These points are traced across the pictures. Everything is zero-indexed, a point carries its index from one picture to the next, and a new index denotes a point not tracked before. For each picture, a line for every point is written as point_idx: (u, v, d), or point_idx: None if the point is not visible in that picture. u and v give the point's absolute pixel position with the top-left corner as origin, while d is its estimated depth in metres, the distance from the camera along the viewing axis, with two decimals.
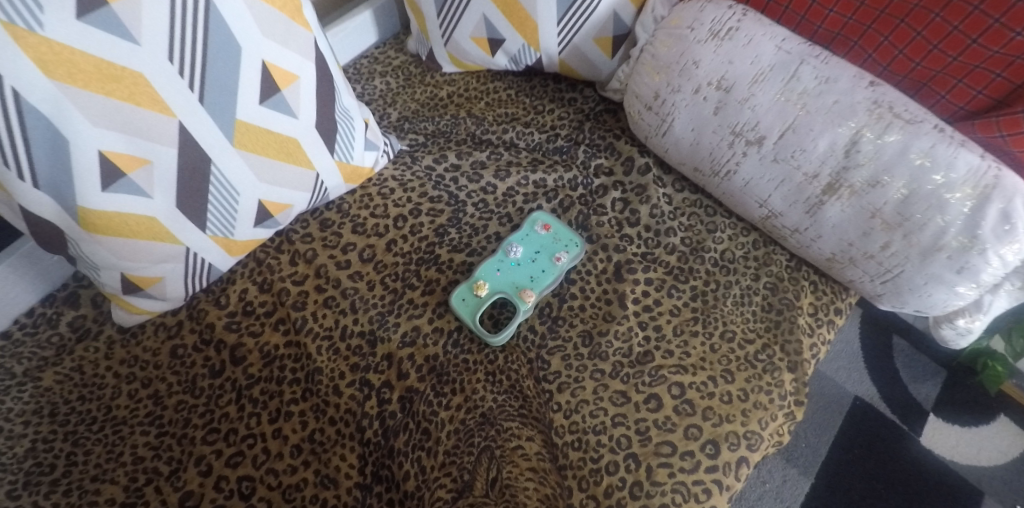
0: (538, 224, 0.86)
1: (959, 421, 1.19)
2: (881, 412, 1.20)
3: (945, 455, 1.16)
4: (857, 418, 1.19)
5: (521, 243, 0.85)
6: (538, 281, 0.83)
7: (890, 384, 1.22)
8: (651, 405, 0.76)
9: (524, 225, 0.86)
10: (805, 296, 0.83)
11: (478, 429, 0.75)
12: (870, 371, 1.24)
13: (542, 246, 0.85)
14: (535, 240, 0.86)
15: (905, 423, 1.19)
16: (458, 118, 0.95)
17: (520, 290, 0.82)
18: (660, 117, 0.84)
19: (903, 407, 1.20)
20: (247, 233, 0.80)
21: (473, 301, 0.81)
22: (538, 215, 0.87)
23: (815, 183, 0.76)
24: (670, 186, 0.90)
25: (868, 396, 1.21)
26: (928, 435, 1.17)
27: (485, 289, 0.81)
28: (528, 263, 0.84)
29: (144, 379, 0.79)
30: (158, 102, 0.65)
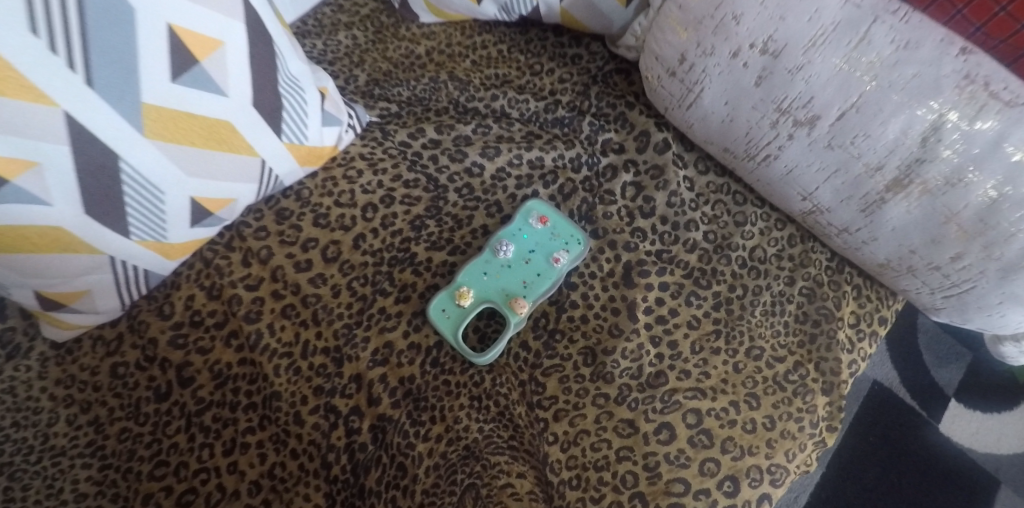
0: (533, 216, 0.73)
1: (981, 407, 1.04)
2: (898, 398, 1.05)
3: (964, 443, 1.02)
4: (873, 402, 1.04)
5: (513, 240, 0.72)
6: (532, 287, 0.70)
7: (910, 367, 1.07)
8: (662, 436, 0.65)
9: (518, 217, 0.73)
10: (847, 304, 0.71)
11: (462, 464, 0.65)
12: (889, 351, 1.08)
13: (537, 244, 0.72)
14: (530, 237, 0.72)
15: (925, 409, 1.04)
16: (438, 82, 0.80)
17: (510, 298, 0.70)
18: (687, 85, 0.68)
19: (924, 392, 1.05)
20: (185, 233, 0.67)
21: (455, 313, 0.69)
22: (533, 204, 0.73)
23: (878, 176, 0.61)
24: (691, 167, 0.75)
25: (886, 380, 1.06)
26: (947, 422, 1.04)
27: (470, 298, 0.69)
28: (520, 265, 0.71)
29: (84, 403, 0.69)
30: (29, 89, 0.49)
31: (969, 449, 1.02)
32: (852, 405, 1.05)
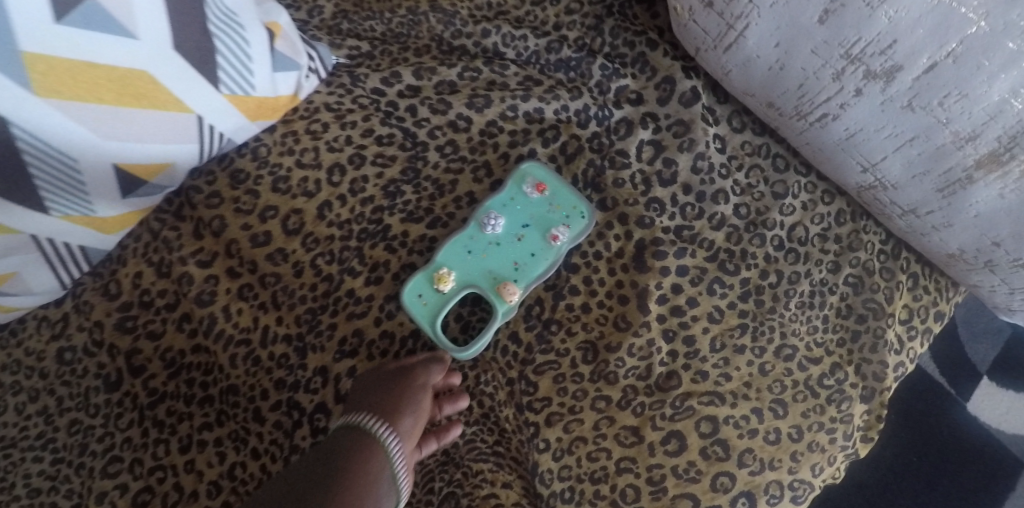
0: (528, 183, 0.61)
1: (1017, 385, 0.87)
2: (924, 374, 0.88)
3: (991, 424, 0.86)
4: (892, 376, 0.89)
5: (504, 211, 0.61)
6: (525, 269, 0.60)
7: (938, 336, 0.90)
8: (670, 447, 0.57)
9: (510, 184, 0.61)
10: (901, 296, 0.59)
11: (440, 471, 0.58)
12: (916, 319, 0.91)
13: (532, 218, 0.61)
14: (522, 208, 0.61)
15: (953, 386, 0.87)
16: (418, 14, 0.67)
17: (499, 283, 0.60)
18: (728, 21, 0.53)
19: (952, 366, 0.88)
20: (118, 205, 0.57)
21: (433, 300, 0.59)
22: (528, 167, 0.61)
23: (968, 149, 0.47)
24: (723, 122, 0.61)
25: None
26: (976, 400, 0.87)
27: (451, 281, 0.59)
28: (511, 242, 0.61)
29: (32, 391, 0.62)
30: None
31: (997, 430, 0.86)
32: None
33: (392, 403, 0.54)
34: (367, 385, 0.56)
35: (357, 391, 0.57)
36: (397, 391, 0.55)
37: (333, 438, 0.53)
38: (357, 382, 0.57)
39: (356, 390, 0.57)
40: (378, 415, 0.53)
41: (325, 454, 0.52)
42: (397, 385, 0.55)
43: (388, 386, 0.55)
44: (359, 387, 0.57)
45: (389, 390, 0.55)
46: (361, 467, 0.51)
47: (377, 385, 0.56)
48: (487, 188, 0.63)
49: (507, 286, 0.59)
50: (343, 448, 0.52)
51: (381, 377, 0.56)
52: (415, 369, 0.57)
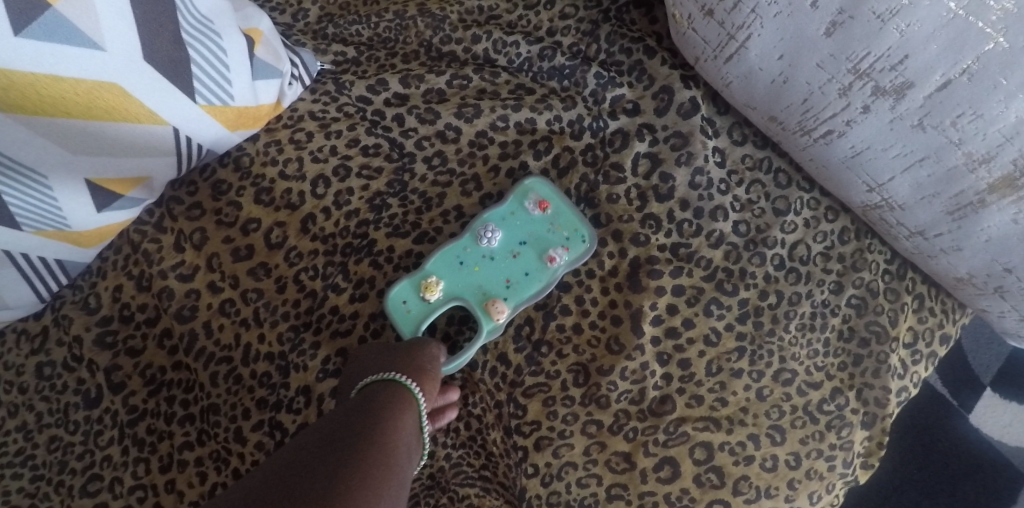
0: (531, 199, 0.59)
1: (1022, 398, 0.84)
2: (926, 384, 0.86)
3: (994, 437, 0.83)
4: None
5: (502, 225, 0.58)
6: (516, 288, 0.58)
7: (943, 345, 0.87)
8: (662, 473, 0.55)
9: (511, 198, 0.59)
10: (906, 319, 0.56)
11: (425, 496, 0.56)
12: None
13: (530, 236, 0.59)
14: (521, 225, 0.59)
15: (956, 398, 0.85)
16: (406, 18, 0.64)
17: (487, 299, 0.57)
18: (728, 30, 0.50)
19: (955, 377, 0.85)
20: (94, 220, 0.55)
21: (417, 308, 0.57)
22: (532, 183, 0.59)
23: (981, 172, 0.44)
24: (724, 135, 0.58)
25: None
26: (979, 412, 0.84)
27: (438, 292, 0.57)
28: (505, 259, 0.58)
29: (12, 406, 0.60)
30: None
31: (1000, 444, 0.83)
32: None
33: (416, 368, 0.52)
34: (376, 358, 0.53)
35: (365, 363, 0.53)
36: (416, 358, 0.53)
37: (360, 397, 0.48)
38: (367, 355, 0.54)
39: (363, 363, 0.53)
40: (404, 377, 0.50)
41: (362, 409, 0.47)
42: (414, 352, 0.53)
43: (404, 355, 0.53)
44: (365, 361, 0.53)
45: (407, 357, 0.52)
46: (395, 426, 0.46)
47: (390, 355, 0.53)
48: (485, 200, 0.60)
49: (495, 305, 0.57)
50: (372, 404, 0.47)
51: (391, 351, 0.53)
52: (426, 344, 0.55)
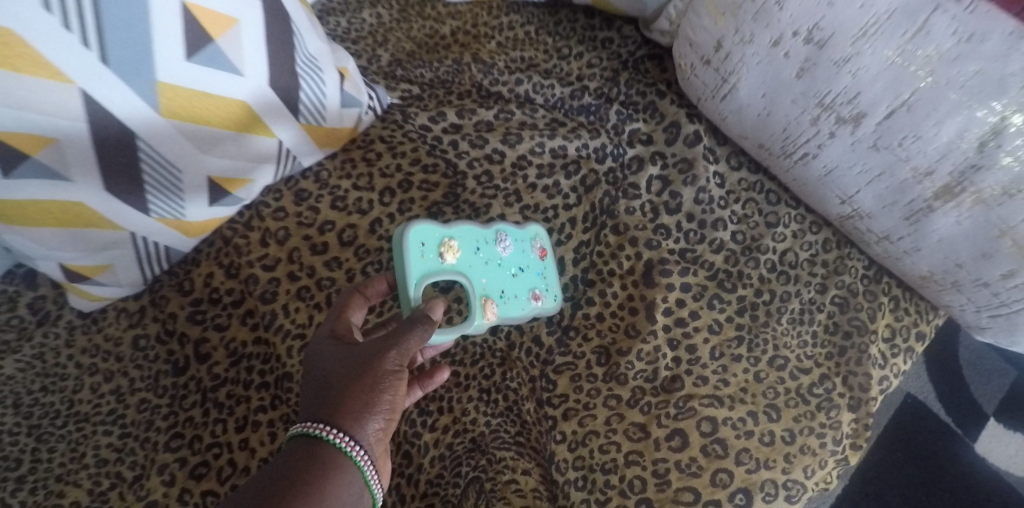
0: (535, 244, 0.69)
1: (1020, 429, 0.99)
2: (934, 415, 1.00)
3: (999, 465, 0.97)
4: (907, 417, 1.00)
5: (514, 245, 0.67)
6: (506, 302, 0.64)
7: (948, 381, 1.02)
8: (673, 443, 0.63)
9: (526, 229, 0.68)
10: (883, 317, 0.67)
11: (467, 457, 0.64)
12: (928, 364, 1.03)
13: (528, 267, 0.67)
14: (524, 254, 0.67)
15: (961, 428, 0.99)
16: (461, 64, 0.77)
17: (483, 296, 0.63)
18: (721, 75, 0.64)
19: (961, 409, 1.00)
20: (203, 212, 0.67)
21: (431, 260, 0.60)
22: (537, 230, 0.69)
23: (926, 182, 0.56)
24: (723, 161, 0.71)
25: (920, 392, 1.01)
26: (983, 442, 0.98)
27: (455, 260, 0.62)
28: (507, 272, 0.65)
29: (107, 373, 0.71)
30: (46, 65, 0.49)
31: (1005, 471, 0.97)
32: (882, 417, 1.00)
33: (349, 413, 0.44)
34: (321, 373, 0.47)
35: (309, 381, 0.48)
36: (354, 393, 0.45)
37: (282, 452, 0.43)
38: (314, 368, 0.48)
39: (308, 380, 0.48)
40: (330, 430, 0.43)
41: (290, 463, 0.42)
42: (353, 382, 0.45)
43: (341, 383, 0.46)
44: (313, 370, 0.48)
45: (343, 391, 0.45)
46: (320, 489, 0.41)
47: (330, 382, 0.46)
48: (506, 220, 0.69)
49: (485, 305, 0.62)
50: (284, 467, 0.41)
51: (338, 364, 0.47)
52: (373, 355, 0.47)
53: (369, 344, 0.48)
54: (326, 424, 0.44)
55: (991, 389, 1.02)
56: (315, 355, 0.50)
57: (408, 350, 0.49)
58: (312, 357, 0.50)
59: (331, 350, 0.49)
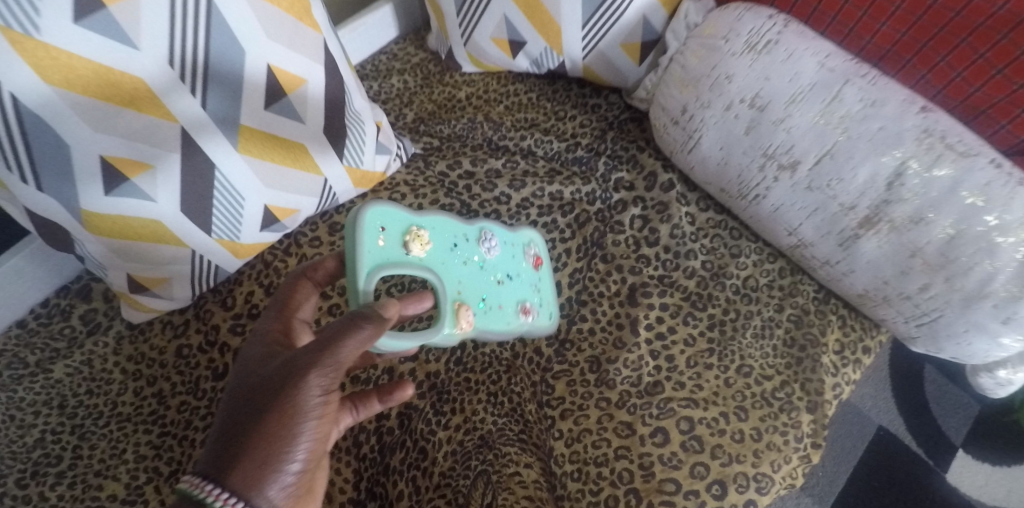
0: (530, 252, 0.79)
1: (989, 459, 1.08)
2: (906, 447, 1.09)
3: (971, 494, 1.06)
4: (880, 449, 1.09)
5: (496, 253, 0.73)
6: (479, 310, 0.68)
7: (917, 414, 1.12)
8: (657, 439, 0.72)
9: (518, 235, 0.78)
10: (832, 332, 0.78)
11: (476, 452, 0.72)
12: (897, 399, 1.13)
13: (507, 275, 0.74)
14: (507, 263, 0.74)
15: (932, 459, 1.09)
16: (475, 122, 0.92)
17: (456, 302, 0.66)
18: (687, 132, 0.78)
19: (930, 441, 1.10)
20: (254, 236, 0.78)
21: (391, 249, 0.63)
22: (532, 236, 0.79)
23: (851, 215, 0.70)
24: (693, 204, 0.85)
25: (892, 426, 1.11)
26: (954, 472, 1.07)
27: (424, 255, 0.66)
28: (483, 280, 0.71)
29: (150, 377, 0.79)
30: (159, 107, 0.62)
31: (977, 500, 1.06)
32: (858, 449, 1.10)
33: (259, 445, 0.47)
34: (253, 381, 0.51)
35: (237, 391, 0.52)
36: (264, 423, 0.48)
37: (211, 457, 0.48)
38: (243, 382, 0.52)
39: (233, 394, 0.52)
40: (239, 462, 0.47)
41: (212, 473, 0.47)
42: (266, 411, 0.48)
43: (255, 411, 0.48)
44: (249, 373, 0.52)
45: (256, 420, 0.48)
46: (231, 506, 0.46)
47: (247, 405, 0.49)
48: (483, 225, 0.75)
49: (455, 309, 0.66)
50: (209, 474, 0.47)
51: (257, 386, 0.50)
52: (290, 382, 0.49)
53: (289, 365, 0.50)
54: (236, 454, 0.47)
55: (957, 422, 1.11)
56: (247, 368, 0.53)
57: (328, 371, 0.49)
58: (243, 369, 0.54)
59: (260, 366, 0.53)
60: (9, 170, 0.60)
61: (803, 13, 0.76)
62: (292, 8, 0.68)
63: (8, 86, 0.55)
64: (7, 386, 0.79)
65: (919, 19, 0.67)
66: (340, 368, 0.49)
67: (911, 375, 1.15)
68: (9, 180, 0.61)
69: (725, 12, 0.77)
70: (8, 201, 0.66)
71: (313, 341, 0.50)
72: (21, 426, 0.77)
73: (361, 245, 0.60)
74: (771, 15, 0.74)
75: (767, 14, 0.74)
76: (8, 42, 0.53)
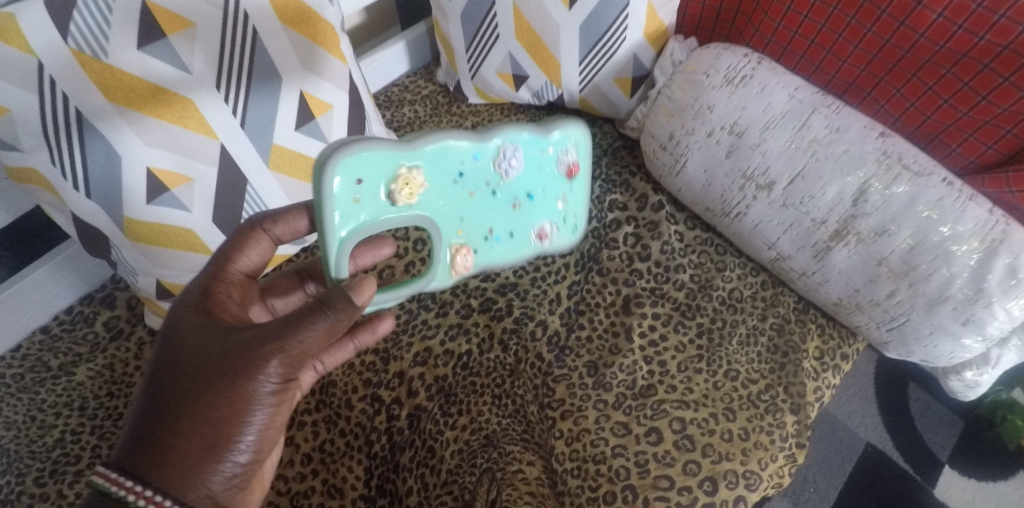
0: (566, 160, 0.69)
1: (975, 475, 1.12)
2: (895, 464, 1.14)
3: None
4: (869, 465, 1.14)
5: (522, 163, 0.66)
6: (484, 249, 0.68)
7: (903, 430, 1.17)
8: (651, 438, 0.77)
9: (556, 136, 0.68)
10: (812, 340, 0.85)
11: (482, 451, 0.77)
12: (884, 417, 1.18)
13: (530, 190, 0.68)
14: (532, 175, 0.68)
15: (920, 475, 1.13)
16: None
17: (456, 244, 0.66)
18: (674, 157, 0.87)
19: (918, 457, 1.14)
20: None
21: (367, 204, 0.59)
22: (573, 134, 0.69)
23: (823, 228, 0.77)
24: (681, 223, 0.93)
25: (880, 443, 1.15)
26: (942, 488, 1.11)
27: (415, 198, 0.61)
28: (494, 206, 0.66)
29: None
30: (204, 125, 0.69)
31: None
32: (848, 466, 1.14)
33: (209, 430, 0.50)
34: (200, 352, 0.52)
35: (179, 357, 0.52)
36: (216, 409, 0.50)
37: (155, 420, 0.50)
38: (176, 359, 0.52)
39: (167, 369, 0.52)
40: (185, 444, 0.49)
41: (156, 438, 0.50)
42: (217, 398, 0.50)
43: (202, 397, 0.50)
44: (196, 341, 0.53)
45: (205, 406, 0.50)
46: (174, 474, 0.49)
47: (192, 389, 0.50)
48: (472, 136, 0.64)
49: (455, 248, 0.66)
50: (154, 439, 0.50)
51: (200, 368, 0.51)
52: (242, 371, 0.50)
53: (240, 351, 0.51)
54: (183, 439, 0.49)
55: (942, 439, 1.16)
56: (179, 342, 0.53)
57: (281, 362, 0.51)
58: (176, 343, 0.53)
59: (196, 343, 0.52)
60: (64, 178, 0.66)
61: (774, 52, 0.86)
62: (324, 41, 0.76)
63: (74, 101, 0.62)
64: (30, 388, 0.83)
65: (874, 57, 0.77)
66: (296, 356, 0.51)
67: (896, 393, 1.21)
68: (61, 187, 0.67)
69: (705, 52, 0.86)
70: (54, 208, 0.71)
71: (267, 328, 0.51)
72: (42, 426, 0.80)
73: (331, 213, 0.57)
74: (746, 54, 0.84)
75: (742, 53, 0.84)
76: (78, 63, 0.61)
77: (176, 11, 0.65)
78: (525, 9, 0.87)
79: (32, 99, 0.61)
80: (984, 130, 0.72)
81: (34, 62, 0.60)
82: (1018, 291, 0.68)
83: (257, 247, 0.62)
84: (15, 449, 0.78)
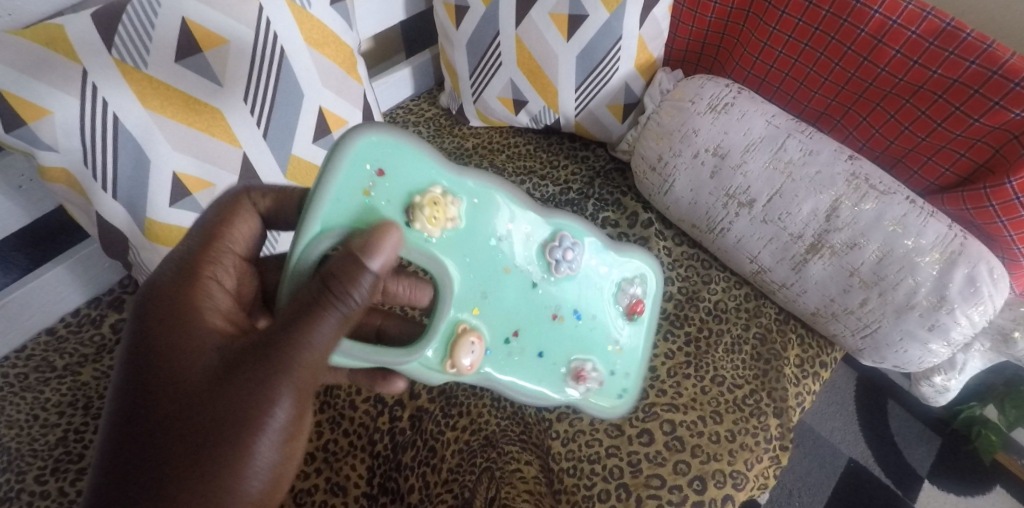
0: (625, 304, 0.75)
1: (954, 490, 1.17)
2: (876, 478, 1.18)
3: None
4: (851, 479, 1.18)
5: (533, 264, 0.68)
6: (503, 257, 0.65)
7: (884, 445, 1.22)
8: (643, 439, 0.81)
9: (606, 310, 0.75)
10: (792, 348, 0.90)
11: (482, 450, 0.80)
12: (865, 433, 1.23)
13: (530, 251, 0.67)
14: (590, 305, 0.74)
15: (901, 490, 1.17)
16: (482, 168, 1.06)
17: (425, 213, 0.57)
18: (662, 177, 0.94)
19: (898, 472, 1.19)
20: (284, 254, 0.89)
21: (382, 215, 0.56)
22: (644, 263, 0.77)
23: (800, 242, 0.84)
24: (670, 240, 0.99)
25: (861, 457, 1.20)
26: (922, 502, 1.16)
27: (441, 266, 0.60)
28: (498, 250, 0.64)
29: None
30: (229, 134, 0.74)
31: None
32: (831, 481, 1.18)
33: (179, 466, 0.45)
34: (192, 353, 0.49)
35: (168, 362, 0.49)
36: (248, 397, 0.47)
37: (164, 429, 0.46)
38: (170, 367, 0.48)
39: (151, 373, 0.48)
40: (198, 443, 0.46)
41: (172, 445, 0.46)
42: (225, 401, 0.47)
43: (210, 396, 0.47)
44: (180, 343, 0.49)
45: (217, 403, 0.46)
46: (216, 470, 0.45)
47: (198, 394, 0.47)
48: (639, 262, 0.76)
49: (437, 201, 0.57)
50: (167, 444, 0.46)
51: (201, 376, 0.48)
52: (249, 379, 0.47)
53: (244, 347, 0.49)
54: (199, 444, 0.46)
55: (921, 455, 1.21)
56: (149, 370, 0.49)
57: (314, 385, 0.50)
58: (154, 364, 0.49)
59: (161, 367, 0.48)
60: (94, 178, 0.70)
61: (753, 83, 0.95)
62: (343, 62, 0.83)
63: (112, 106, 0.67)
64: (35, 386, 0.85)
65: (842, 88, 0.85)
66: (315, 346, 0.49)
67: (875, 408, 1.26)
68: (91, 188, 0.70)
69: (691, 82, 0.95)
70: (78, 208, 0.74)
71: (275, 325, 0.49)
72: (45, 424, 0.81)
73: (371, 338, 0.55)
74: (728, 84, 0.92)
75: (724, 84, 0.92)
76: (120, 72, 0.67)
77: (211, 30, 0.70)
78: (526, 39, 0.94)
79: (72, 103, 0.65)
80: (941, 154, 0.80)
81: (79, 69, 0.65)
82: (976, 299, 0.74)
83: (241, 219, 0.58)
84: (17, 447, 0.79)
